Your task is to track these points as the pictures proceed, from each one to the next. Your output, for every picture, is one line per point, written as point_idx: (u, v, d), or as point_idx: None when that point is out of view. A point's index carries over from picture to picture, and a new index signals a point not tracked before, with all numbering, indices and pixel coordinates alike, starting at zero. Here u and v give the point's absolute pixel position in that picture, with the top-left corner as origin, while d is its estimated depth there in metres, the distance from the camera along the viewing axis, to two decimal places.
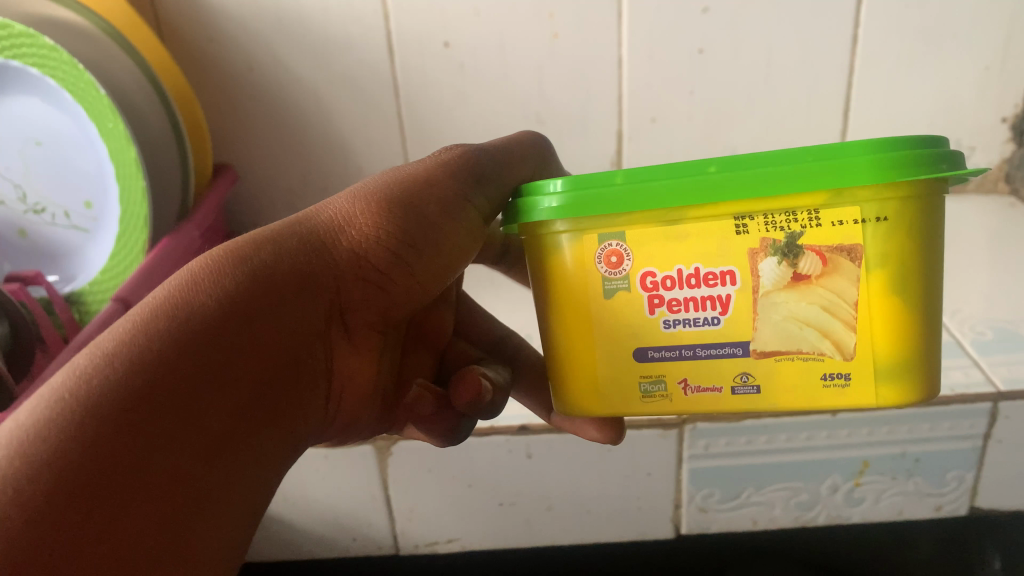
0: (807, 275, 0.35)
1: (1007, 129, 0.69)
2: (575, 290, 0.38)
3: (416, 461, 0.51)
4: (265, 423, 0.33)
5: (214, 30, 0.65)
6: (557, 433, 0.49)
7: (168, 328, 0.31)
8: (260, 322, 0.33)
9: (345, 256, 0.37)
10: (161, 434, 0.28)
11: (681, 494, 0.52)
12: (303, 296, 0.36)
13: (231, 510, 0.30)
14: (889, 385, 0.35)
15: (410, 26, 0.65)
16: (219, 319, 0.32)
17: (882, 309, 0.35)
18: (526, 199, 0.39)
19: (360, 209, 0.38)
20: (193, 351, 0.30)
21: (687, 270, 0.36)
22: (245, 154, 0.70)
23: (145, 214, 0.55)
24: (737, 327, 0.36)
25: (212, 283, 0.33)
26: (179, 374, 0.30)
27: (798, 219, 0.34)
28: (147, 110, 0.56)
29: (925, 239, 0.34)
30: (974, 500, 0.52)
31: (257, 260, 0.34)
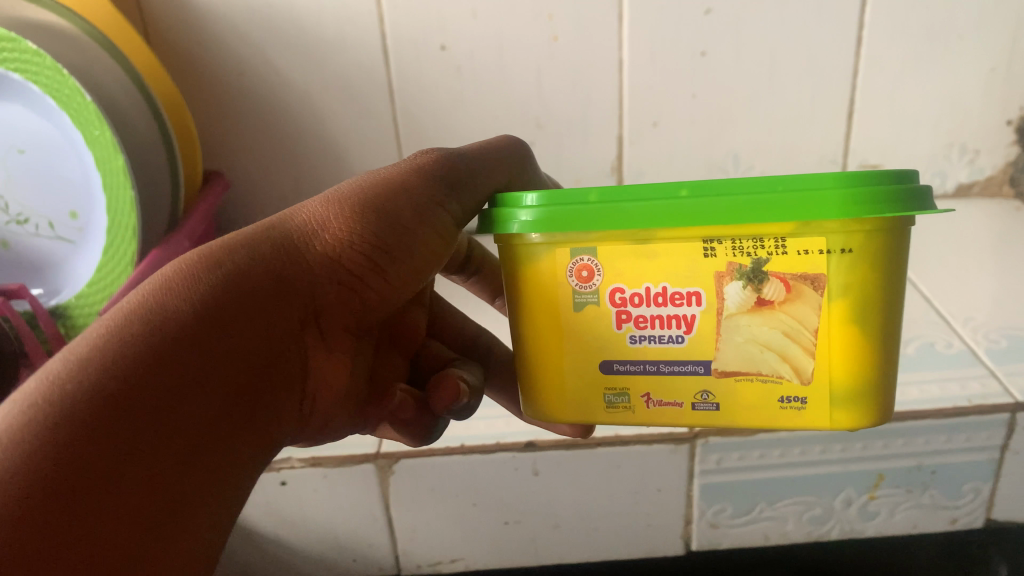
0: (771, 301, 0.34)
1: (1012, 132, 0.68)
2: (545, 303, 0.38)
3: (419, 479, 0.49)
4: (241, 425, 0.32)
5: (203, 32, 0.63)
6: (566, 450, 0.48)
7: (143, 329, 0.29)
8: (236, 322, 0.32)
9: (317, 262, 0.36)
10: (138, 434, 0.27)
11: (691, 511, 0.51)
12: (278, 298, 0.35)
13: (209, 513, 0.29)
14: (842, 410, 0.35)
15: (405, 28, 0.63)
16: (194, 320, 0.31)
17: (841, 337, 0.34)
18: (502, 209, 0.38)
19: (333, 214, 0.37)
20: (169, 354, 0.29)
21: (655, 289, 0.36)
22: (235, 161, 0.68)
23: (134, 224, 0.53)
24: (699, 346, 0.36)
25: (185, 283, 0.32)
26: (155, 376, 0.28)
27: (765, 246, 0.33)
28: (134, 116, 0.54)
29: (888, 272, 0.34)
30: (990, 512, 0.51)
31: (231, 261, 0.34)
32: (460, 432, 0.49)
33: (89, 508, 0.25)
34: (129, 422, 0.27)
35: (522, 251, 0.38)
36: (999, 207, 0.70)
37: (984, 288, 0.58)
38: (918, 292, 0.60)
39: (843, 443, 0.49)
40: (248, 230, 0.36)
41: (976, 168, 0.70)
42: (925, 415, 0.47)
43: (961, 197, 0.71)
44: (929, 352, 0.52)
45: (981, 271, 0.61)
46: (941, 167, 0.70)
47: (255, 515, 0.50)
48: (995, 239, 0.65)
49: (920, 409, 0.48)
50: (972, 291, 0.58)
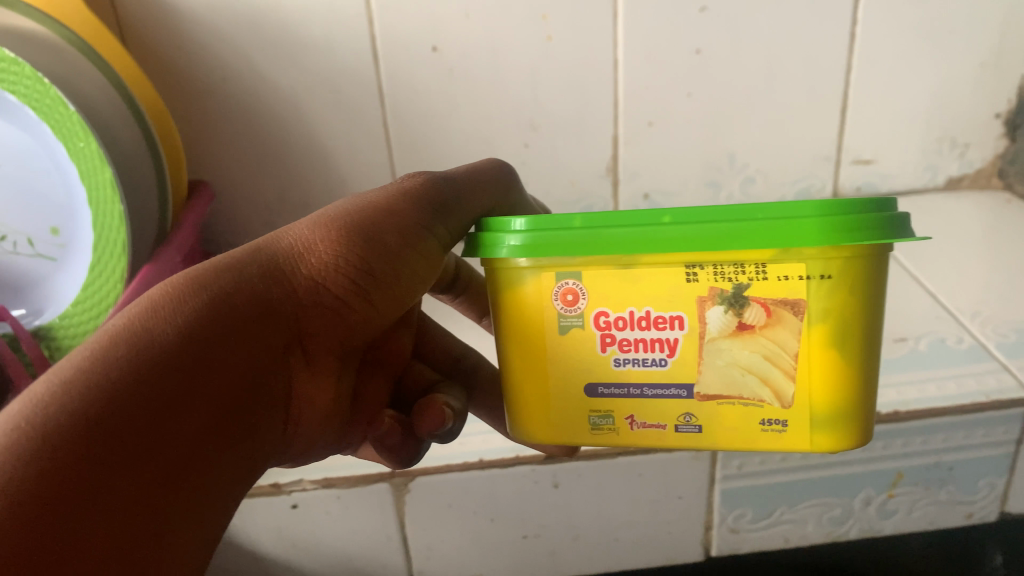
0: (752, 325, 0.33)
1: (1000, 125, 0.69)
2: (528, 327, 0.37)
3: (437, 496, 0.47)
4: (224, 449, 0.30)
5: (183, 38, 0.60)
6: (586, 461, 0.47)
7: (128, 351, 0.28)
8: (220, 344, 0.31)
9: (304, 284, 0.34)
10: (121, 459, 0.25)
11: (712, 516, 0.50)
12: (262, 321, 0.33)
13: (190, 538, 0.27)
14: (822, 434, 0.35)
15: (397, 30, 0.62)
16: (178, 345, 0.29)
17: (819, 361, 0.33)
18: (489, 233, 0.37)
19: (322, 236, 0.35)
20: (154, 376, 0.28)
21: (638, 313, 0.34)
22: (219, 171, 0.66)
23: (124, 240, 0.50)
24: (682, 370, 0.35)
25: (169, 304, 0.30)
26: (141, 399, 0.27)
27: (745, 271, 0.33)
28: (117, 127, 0.51)
29: (868, 297, 0.33)
30: (1004, 506, 0.51)
31: (216, 282, 0.32)
32: (479, 446, 0.48)
33: (64, 534, 0.23)
34: (109, 451, 0.25)
35: (504, 276, 0.36)
36: (990, 199, 0.71)
37: (988, 281, 0.59)
38: (922, 288, 0.60)
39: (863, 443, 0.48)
40: (234, 251, 0.34)
41: (966, 162, 0.71)
42: (946, 412, 0.47)
43: (952, 190, 0.72)
44: (941, 348, 0.52)
45: (984, 263, 0.61)
46: (933, 161, 0.71)
47: (266, 540, 0.48)
48: (991, 232, 0.66)
49: (940, 405, 0.47)
50: (975, 284, 0.59)
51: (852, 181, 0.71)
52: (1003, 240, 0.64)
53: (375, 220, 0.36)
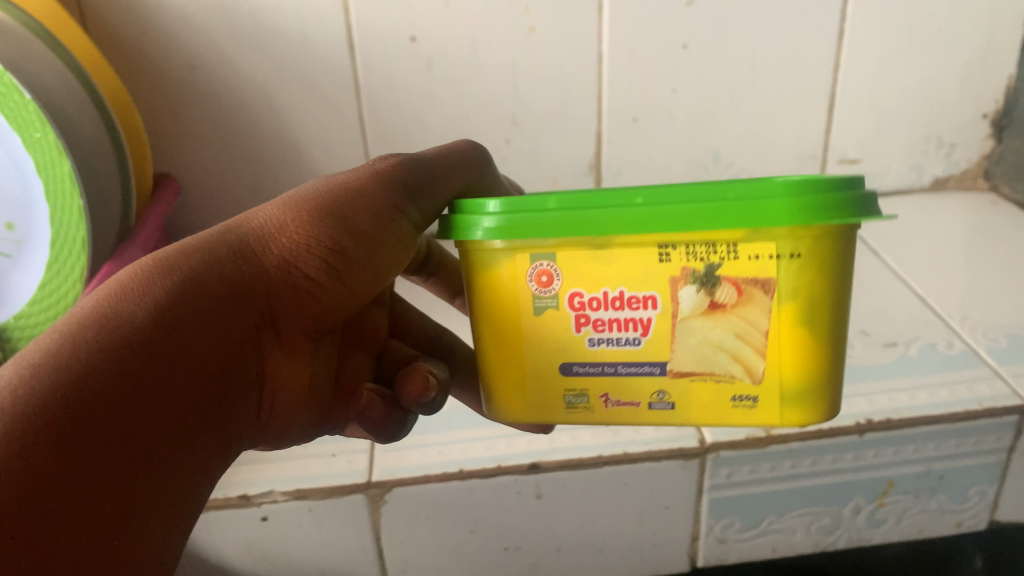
0: (724, 304, 0.32)
1: (987, 125, 0.68)
2: (503, 307, 0.35)
3: (415, 507, 0.45)
4: (200, 430, 0.28)
5: (149, 23, 0.57)
6: (571, 470, 0.45)
7: (100, 331, 0.26)
8: (191, 329, 0.28)
9: (284, 263, 0.32)
10: (89, 444, 0.24)
11: (699, 526, 0.49)
12: (237, 305, 0.31)
13: (165, 523, 0.26)
14: (793, 409, 0.33)
15: (373, 19, 0.59)
16: (144, 331, 0.27)
17: (789, 340, 0.32)
18: (461, 216, 0.34)
19: (303, 211, 0.33)
20: (127, 356, 0.26)
21: (611, 293, 0.33)
22: (187, 163, 0.63)
23: (82, 236, 0.48)
24: (656, 349, 0.33)
25: (134, 288, 0.28)
26: (111, 382, 0.25)
27: (717, 251, 0.31)
28: (77, 115, 0.49)
29: (838, 273, 0.31)
30: (994, 514, 0.50)
31: (185, 264, 0.29)
32: (457, 454, 0.46)
33: (20, 539, 0.21)
34: (67, 448, 0.23)
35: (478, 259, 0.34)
36: (975, 199, 0.70)
37: (975, 284, 0.58)
38: (910, 290, 0.59)
39: (854, 451, 0.47)
40: (205, 232, 0.32)
41: (951, 162, 0.70)
42: (939, 420, 0.46)
43: (937, 191, 0.71)
44: (932, 353, 0.51)
45: (972, 265, 0.60)
46: (918, 161, 0.70)
47: (234, 554, 0.46)
48: (977, 234, 0.65)
49: (933, 413, 0.46)
50: (962, 287, 0.58)
51: None
52: (990, 242, 0.64)
53: (354, 201, 0.34)
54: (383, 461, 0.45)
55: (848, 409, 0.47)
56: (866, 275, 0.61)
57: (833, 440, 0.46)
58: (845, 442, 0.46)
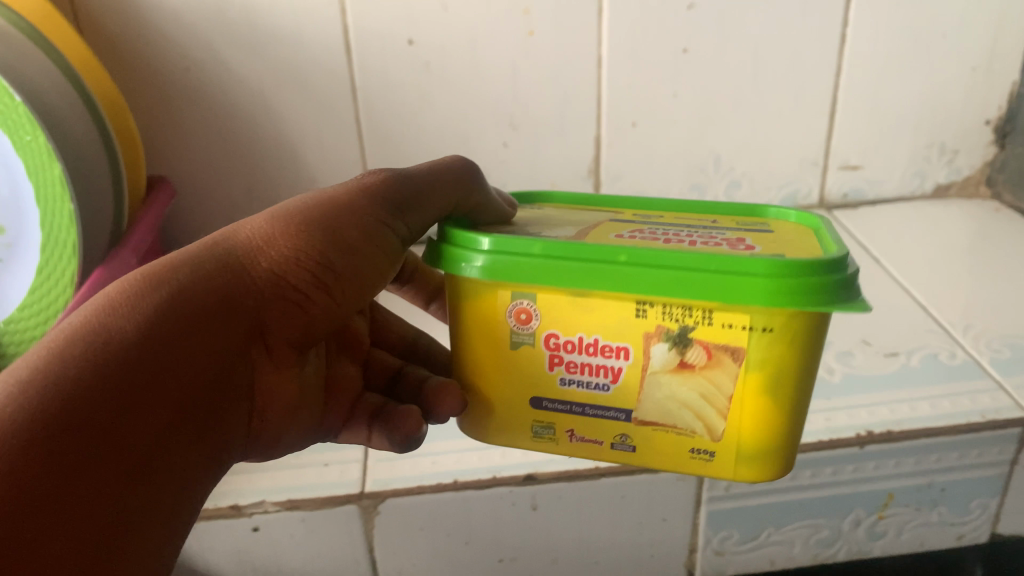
0: (693, 365, 0.32)
1: (990, 131, 0.68)
2: (481, 337, 0.35)
3: (408, 519, 0.44)
4: (190, 443, 0.28)
5: (143, 25, 0.57)
6: (567, 482, 0.44)
7: (91, 345, 0.25)
8: (183, 343, 0.28)
9: (277, 275, 0.31)
10: (80, 458, 0.23)
11: (696, 538, 0.48)
12: (228, 318, 0.30)
13: (154, 537, 0.25)
14: (747, 468, 0.34)
15: (370, 21, 0.58)
16: (135, 345, 0.26)
17: (750, 407, 0.32)
18: (452, 249, 0.34)
19: (296, 224, 0.32)
20: (119, 369, 0.25)
21: (587, 339, 0.33)
22: (181, 167, 0.63)
23: (73, 241, 0.47)
24: (625, 397, 0.34)
25: (123, 302, 0.27)
26: (103, 395, 0.24)
27: (692, 314, 0.31)
28: (70, 118, 0.48)
29: (808, 352, 0.31)
30: (996, 527, 0.50)
31: (176, 276, 0.29)
32: (452, 464, 0.45)
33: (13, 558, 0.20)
34: (55, 466, 0.22)
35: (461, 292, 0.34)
36: (978, 206, 0.69)
37: (978, 292, 0.57)
38: (911, 298, 0.58)
39: (855, 463, 0.46)
40: (194, 244, 0.31)
41: (954, 168, 0.70)
42: (941, 432, 0.45)
43: (939, 198, 0.71)
44: (934, 364, 0.50)
45: (975, 273, 0.60)
46: (921, 167, 0.69)
47: (224, 564, 0.46)
48: (978, 242, 0.64)
49: (935, 425, 0.45)
50: (963, 296, 0.57)
51: (839, 186, 0.69)
52: (993, 249, 0.63)
53: (344, 212, 0.33)
54: (376, 470, 0.45)
55: (849, 421, 0.46)
56: (867, 283, 0.60)
57: (834, 453, 0.45)
58: (846, 454, 0.45)
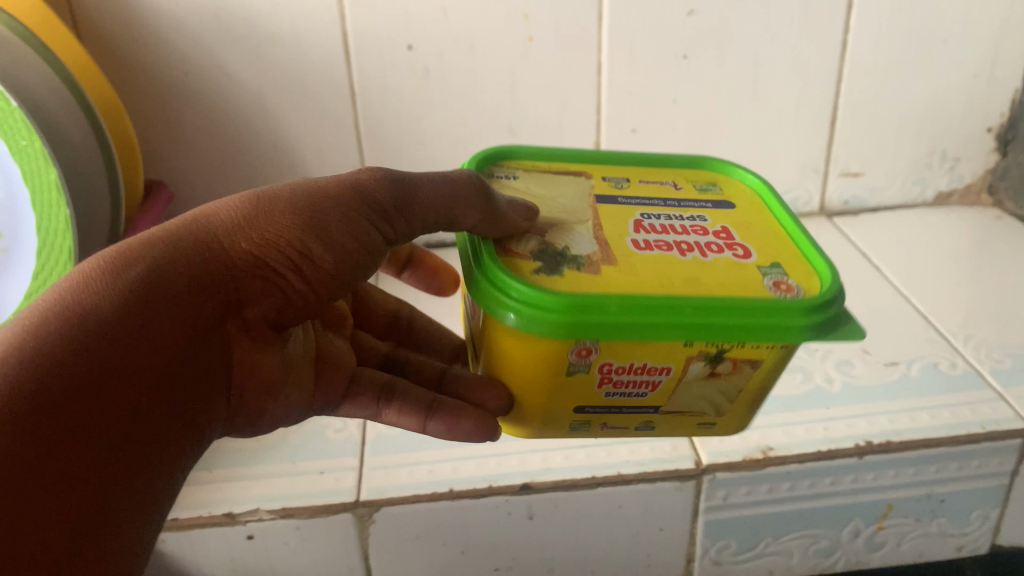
0: (723, 374, 0.34)
1: (992, 139, 0.67)
2: (527, 368, 0.34)
3: (403, 528, 0.44)
4: (166, 425, 0.27)
5: (140, 29, 0.56)
6: (563, 491, 0.44)
7: (60, 328, 0.25)
8: (149, 324, 0.27)
9: (261, 260, 0.30)
10: (44, 444, 0.23)
11: (694, 548, 0.48)
12: (200, 301, 0.29)
13: (124, 519, 0.25)
14: (731, 424, 0.38)
15: (368, 26, 0.58)
16: (94, 330, 0.26)
17: (752, 391, 0.36)
18: (505, 298, 0.32)
19: (284, 208, 0.30)
20: (86, 353, 0.25)
21: (638, 364, 0.33)
22: (181, 170, 0.63)
23: (69, 246, 0.47)
24: (656, 397, 0.35)
25: (88, 281, 0.27)
26: (67, 381, 0.24)
27: (733, 344, 0.33)
28: (67, 124, 0.48)
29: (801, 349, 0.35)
30: (996, 538, 0.50)
31: (143, 255, 0.28)
32: (448, 472, 0.45)
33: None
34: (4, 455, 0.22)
35: (499, 331, 0.33)
36: (979, 214, 0.69)
37: (979, 301, 0.57)
38: (911, 306, 0.58)
39: (854, 473, 0.46)
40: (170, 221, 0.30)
41: (955, 175, 0.69)
42: (941, 443, 0.45)
43: (940, 205, 0.71)
44: (935, 374, 0.50)
45: (975, 282, 0.60)
46: (922, 174, 0.69)
47: (219, 571, 0.45)
48: (979, 249, 0.64)
49: (934, 436, 0.45)
50: (963, 305, 0.57)
51: (840, 193, 0.70)
52: (994, 258, 0.63)
53: (327, 198, 0.31)
54: (372, 478, 0.44)
55: (848, 431, 0.46)
56: (867, 290, 0.60)
57: (833, 464, 0.45)
58: (845, 465, 0.45)
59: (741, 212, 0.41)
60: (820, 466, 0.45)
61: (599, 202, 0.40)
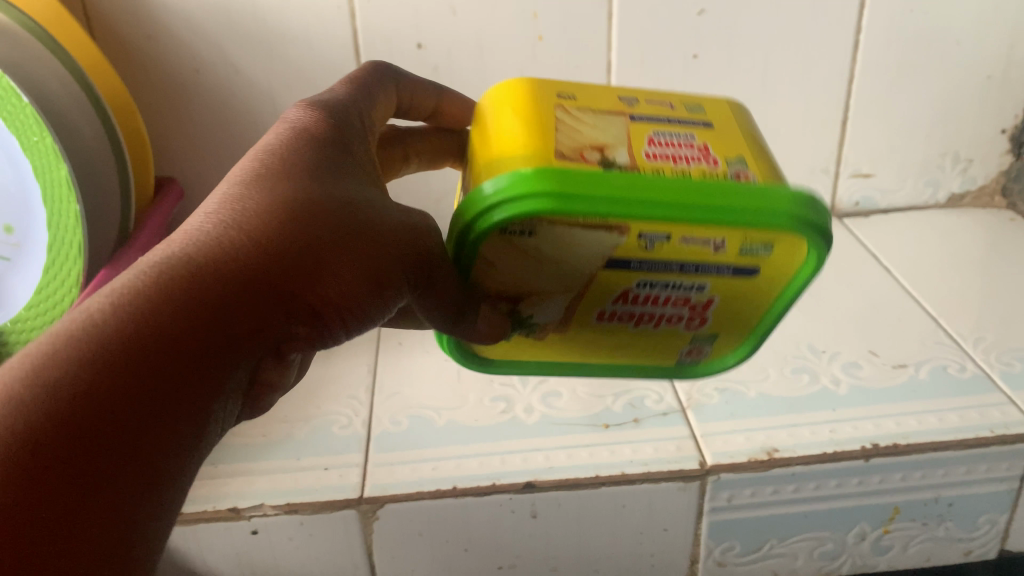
0: None
1: (1005, 141, 0.67)
2: None
3: (407, 525, 0.44)
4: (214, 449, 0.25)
5: (152, 27, 0.56)
6: (567, 490, 0.44)
7: (129, 342, 0.22)
8: (216, 341, 0.24)
9: (326, 293, 0.27)
10: (114, 471, 0.21)
11: (698, 549, 0.48)
12: (267, 326, 0.26)
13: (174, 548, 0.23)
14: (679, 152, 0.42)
15: (377, 24, 0.58)
16: (163, 346, 0.23)
17: None
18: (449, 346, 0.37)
19: (352, 240, 0.28)
20: (157, 374, 0.22)
21: None
22: (193, 165, 0.63)
23: (80, 241, 0.47)
24: None
25: (158, 288, 0.24)
26: (138, 402, 0.22)
27: None
28: (77, 120, 0.48)
29: None
30: (1004, 543, 0.50)
31: (219, 262, 0.25)
32: (452, 469, 0.45)
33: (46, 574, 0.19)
34: (73, 497, 0.20)
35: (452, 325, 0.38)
36: (991, 216, 0.68)
37: (989, 304, 0.57)
38: (921, 309, 0.57)
39: (860, 476, 0.45)
40: (220, 209, 0.27)
41: (968, 178, 0.69)
42: (948, 446, 0.45)
43: (952, 207, 0.70)
44: (944, 377, 0.49)
45: (986, 284, 0.59)
46: (933, 176, 0.69)
47: (223, 565, 0.46)
48: (991, 252, 0.63)
49: (942, 439, 0.45)
50: (974, 308, 0.56)
51: (848, 193, 0.70)
52: (1004, 259, 0.62)
53: (387, 240, 0.29)
54: (375, 475, 0.44)
55: (854, 433, 0.45)
56: (876, 291, 0.60)
57: (839, 466, 0.45)
58: (851, 467, 0.45)
59: (754, 285, 0.32)
60: (826, 469, 0.45)
61: (601, 271, 0.31)
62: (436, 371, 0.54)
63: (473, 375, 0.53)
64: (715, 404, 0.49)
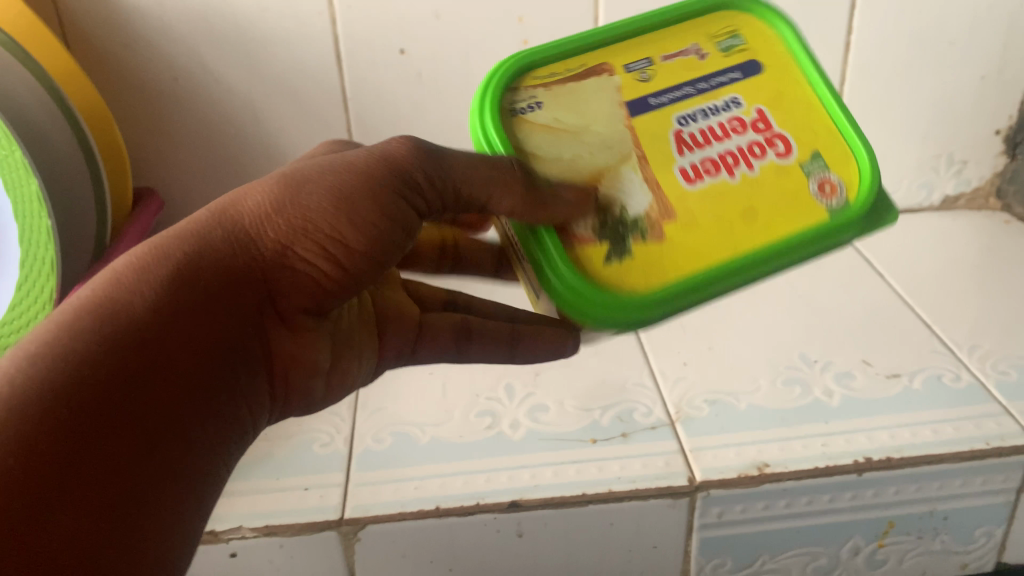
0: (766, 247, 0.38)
1: (1000, 141, 0.65)
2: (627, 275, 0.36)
3: (389, 545, 0.43)
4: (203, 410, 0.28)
5: (129, 34, 0.55)
6: (552, 508, 0.43)
7: (96, 324, 0.26)
8: (182, 315, 0.27)
9: (297, 237, 0.30)
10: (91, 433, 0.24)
11: (689, 565, 0.47)
12: (233, 293, 0.29)
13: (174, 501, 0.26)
14: None
15: (359, 30, 0.57)
16: (128, 325, 0.26)
17: None
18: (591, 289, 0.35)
19: (316, 190, 0.30)
20: (125, 347, 0.26)
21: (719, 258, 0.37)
22: (174, 175, 0.62)
23: (51, 257, 0.45)
24: None
25: (123, 283, 0.27)
26: (112, 372, 0.25)
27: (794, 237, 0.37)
28: (51, 132, 0.48)
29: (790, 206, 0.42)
30: (1000, 555, 0.49)
31: (176, 248, 0.28)
32: (436, 488, 0.44)
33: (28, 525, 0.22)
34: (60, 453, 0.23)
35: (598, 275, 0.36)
36: (987, 218, 0.67)
37: (985, 310, 0.56)
38: (917, 316, 0.56)
39: (853, 490, 0.44)
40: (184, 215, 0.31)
41: (962, 180, 0.68)
42: (943, 459, 0.44)
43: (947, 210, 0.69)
44: (938, 387, 0.48)
45: (982, 289, 0.58)
46: (929, 178, 0.67)
47: None
48: (986, 255, 0.62)
49: (936, 453, 0.44)
50: (969, 315, 0.55)
51: None
52: (999, 263, 0.61)
53: (355, 174, 0.31)
54: (357, 495, 0.43)
55: (847, 447, 0.44)
56: (871, 297, 0.59)
57: (831, 480, 0.44)
58: (843, 482, 0.44)
59: (774, 78, 0.40)
60: (817, 484, 0.44)
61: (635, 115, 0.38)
62: (422, 386, 0.53)
63: (458, 389, 0.52)
64: (704, 417, 0.48)
